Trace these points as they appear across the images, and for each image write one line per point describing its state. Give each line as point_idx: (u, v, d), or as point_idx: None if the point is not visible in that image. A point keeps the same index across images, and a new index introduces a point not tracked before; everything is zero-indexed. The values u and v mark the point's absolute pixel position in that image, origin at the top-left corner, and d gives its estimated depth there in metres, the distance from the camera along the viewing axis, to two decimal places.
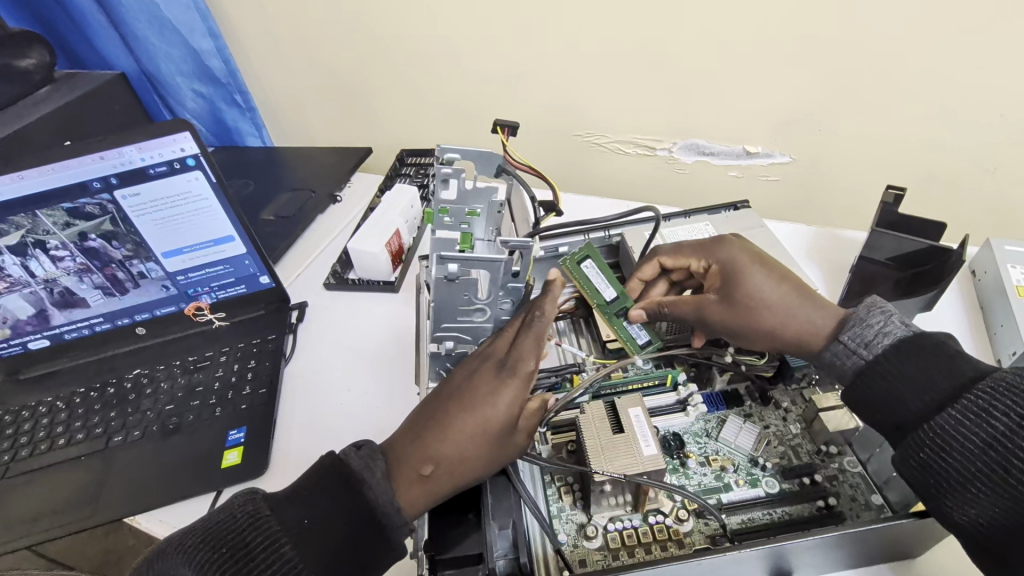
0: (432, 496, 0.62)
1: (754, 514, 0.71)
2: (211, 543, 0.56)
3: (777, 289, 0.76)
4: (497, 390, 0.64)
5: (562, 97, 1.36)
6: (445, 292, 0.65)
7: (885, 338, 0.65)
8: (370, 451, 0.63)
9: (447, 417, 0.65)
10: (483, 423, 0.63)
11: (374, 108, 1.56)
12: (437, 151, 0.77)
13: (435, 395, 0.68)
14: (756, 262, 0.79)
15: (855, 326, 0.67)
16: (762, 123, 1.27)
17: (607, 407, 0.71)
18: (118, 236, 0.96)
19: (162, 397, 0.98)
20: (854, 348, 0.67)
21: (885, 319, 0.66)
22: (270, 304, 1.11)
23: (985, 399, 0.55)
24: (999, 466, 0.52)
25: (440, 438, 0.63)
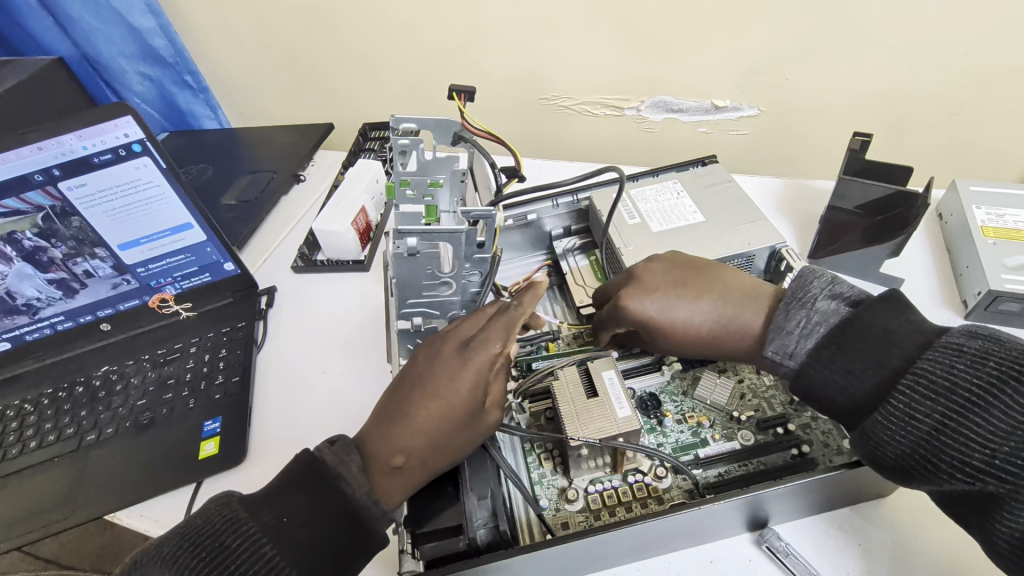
0: (410, 485, 0.62)
1: (730, 467, 0.73)
2: (191, 548, 0.53)
3: (702, 307, 0.73)
4: (459, 374, 0.64)
5: (525, 60, 1.32)
6: (407, 268, 0.63)
7: (808, 342, 0.64)
8: (342, 445, 0.61)
9: (414, 405, 0.64)
10: (449, 408, 0.63)
11: (332, 81, 1.50)
12: (392, 122, 0.77)
13: (398, 384, 0.67)
14: (666, 287, 0.75)
15: (777, 336, 0.66)
16: (730, 75, 1.25)
17: (581, 371, 0.71)
18: (56, 235, 0.92)
19: (133, 393, 0.95)
20: (781, 359, 0.66)
21: (808, 317, 0.65)
22: (237, 291, 1.08)
23: (909, 399, 0.55)
24: (932, 461, 0.54)
25: (406, 428, 0.63)
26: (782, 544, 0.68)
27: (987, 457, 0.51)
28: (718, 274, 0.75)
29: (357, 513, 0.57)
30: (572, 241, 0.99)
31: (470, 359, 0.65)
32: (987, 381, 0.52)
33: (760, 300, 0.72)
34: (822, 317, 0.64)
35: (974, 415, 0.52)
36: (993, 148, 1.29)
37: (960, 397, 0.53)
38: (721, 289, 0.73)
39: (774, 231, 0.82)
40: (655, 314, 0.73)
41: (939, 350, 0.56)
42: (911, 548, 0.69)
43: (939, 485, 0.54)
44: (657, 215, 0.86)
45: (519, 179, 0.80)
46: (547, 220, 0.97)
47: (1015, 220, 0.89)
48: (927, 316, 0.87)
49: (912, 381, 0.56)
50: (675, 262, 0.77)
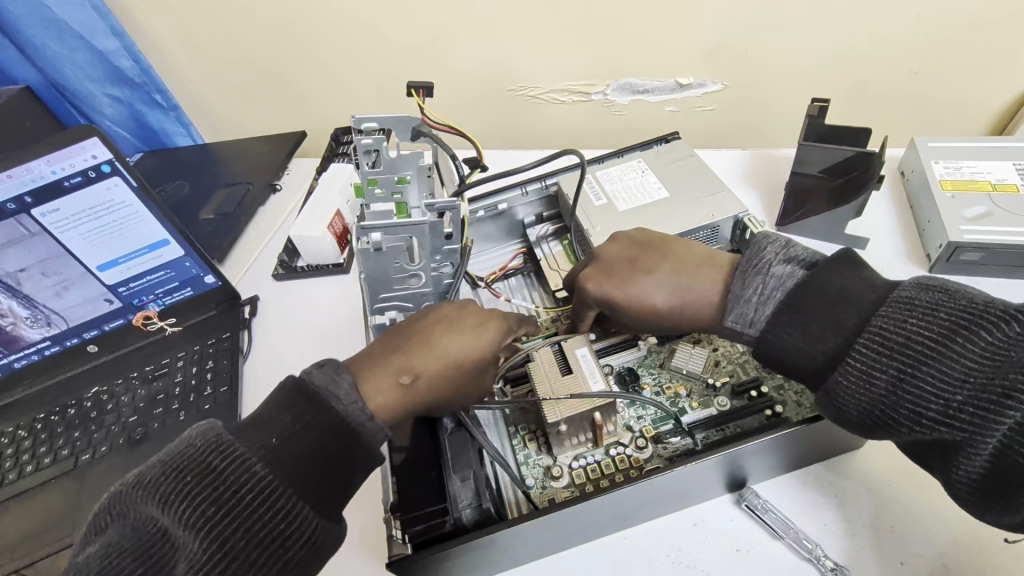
0: (407, 405, 0.60)
1: (708, 433, 0.75)
2: (173, 473, 0.49)
3: (660, 281, 0.74)
4: (489, 321, 0.64)
5: (489, 52, 1.33)
6: (374, 265, 0.64)
7: (766, 308, 0.66)
8: (332, 366, 0.59)
9: (435, 329, 0.63)
10: (469, 344, 0.63)
11: (301, 88, 1.51)
12: (353, 123, 0.79)
13: (418, 311, 0.65)
14: (623, 268, 0.77)
15: (736, 304, 0.68)
16: (690, 52, 1.26)
17: (557, 351, 0.72)
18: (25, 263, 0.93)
19: (124, 410, 0.96)
20: (742, 327, 0.68)
21: (765, 282, 0.67)
22: (220, 303, 1.09)
23: (865, 356, 0.57)
24: (891, 414, 0.56)
25: (424, 349, 0.61)
26: (760, 502, 0.70)
27: (943, 407, 0.53)
28: (672, 249, 0.77)
29: (351, 429, 0.55)
30: (545, 228, 1.01)
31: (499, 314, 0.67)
32: (938, 334, 0.54)
33: (713, 271, 0.73)
34: (777, 281, 0.66)
35: (927, 367, 0.54)
36: (955, 103, 1.31)
37: (914, 350, 0.55)
38: (676, 263, 0.75)
39: (737, 200, 0.84)
40: (617, 296, 0.75)
41: (893, 306, 0.58)
42: (887, 490, 0.72)
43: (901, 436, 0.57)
44: (623, 194, 0.88)
45: (481, 169, 0.82)
46: (519, 208, 0.99)
47: (973, 171, 0.91)
48: (894, 273, 0.89)
49: (867, 339, 0.58)
50: (629, 242, 0.79)
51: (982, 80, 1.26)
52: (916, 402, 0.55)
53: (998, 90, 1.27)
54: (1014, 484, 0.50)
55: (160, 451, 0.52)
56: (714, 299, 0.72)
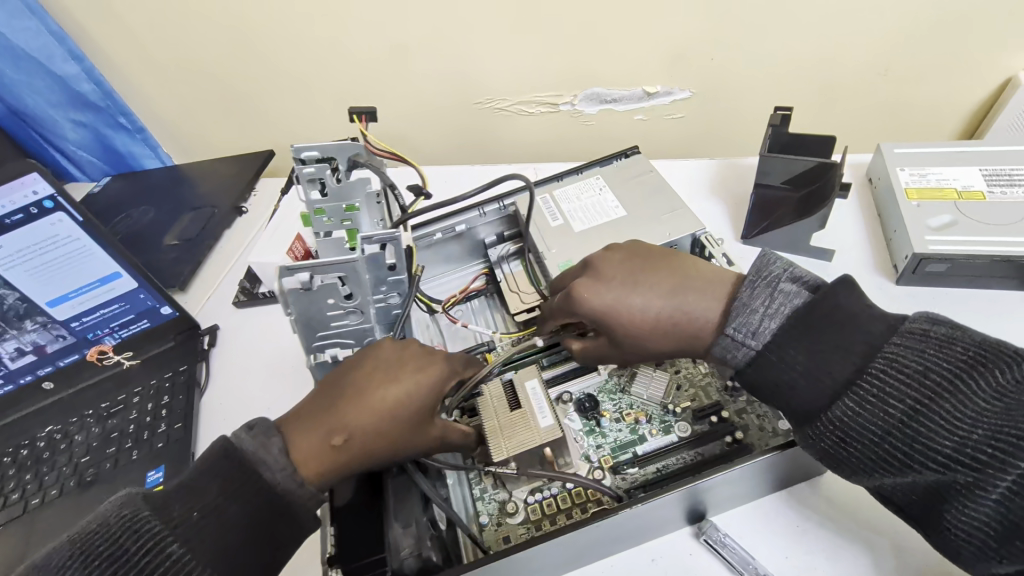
0: (341, 467, 0.58)
1: (668, 461, 0.72)
2: (83, 558, 0.48)
3: (661, 296, 0.70)
4: (430, 369, 0.62)
5: (452, 66, 1.30)
6: (305, 305, 0.61)
7: (773, 321, 0.62)
8: (262, 428, 0.58)
9: (370, 383, 0.60)
10: (405, 398, 0.60)
11: (266, 107, 1.48)
12: (293, 153, 0.76)
13: (360, 358, 0.63)
14: (623, 275, 0.72)
15: (741, 313, 0.64)
16: (656, 59, 1.24)
17: (505, 385, 0.70)
18: None
19: (77, 450, 0.94)
20: (743, 338, 0.63)
21: (773, 296, 0.63)
22: (179, 333, 1.07)
23: (880, 384, 0.54)
24: (900, 450, 0.53)
25: (357, 407, 0.59)
26: (719, 535, 0.68)
27: (957, 445, 0.50)
28: (676, 265, 0.72)
29: (277, 499, 0.55)
30: (505, 248, 0.98)
31: (440, 357, 0.63)
32: (955, 366, 0.52)
33: (715, 292, 0.69)
34: (787, 295, 0.62)
35: (945, 400, 0.51)
36: (928, 104, 1.28)
37: (929, 382, 0.52)
38: (680, 277, 0.71)
39: (695, 217, 0.82)
40: (609, 308, 0.70)
41: (908, 336, 0.55)
42: (866, 515, 0.70)
43: (907, 477, 0.53)
44: (579, 214, 0.86)
45: (424, 197, 0.77)
46: (479, 229, 0.96)
47: (939, 178, 0.89)
48: (861, 285, 0.87)
49: (880, 365, 0.55)
50: (630, 253, 0.74)
51: (952, 80, 1.23)
52: (929, 436, 0.51)
53: (969, 90, 1.25)
54: (1022, 537, 0.46)
55: (71, 529, 0.51)
56: (712, 319, 0.67)
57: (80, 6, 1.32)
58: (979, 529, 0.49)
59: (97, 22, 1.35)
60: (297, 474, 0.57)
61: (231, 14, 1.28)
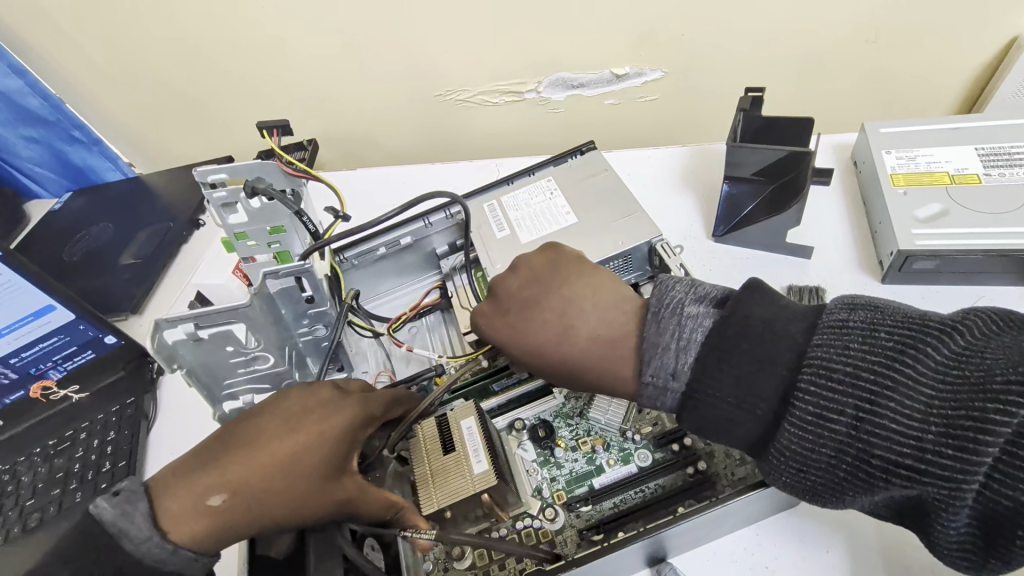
0: (219, 529, 0.53)
1: (626, 495, 0.66)
2: None
3: (564, 333, 0.63)
4: (330, 417, 0.57)
5: (405, 58, 1.22)
6: (198, 354, 0.56)
7: (689, 356, 0.56)
8: (130, 491, 0.53)
9: (260, 436, 0.56)
10: (296, 453, 0.55)
11: (218, 112, 1.41)
12: (197, 177, 0.68)
13: (261, 409, 0.59)
14: (521, 312, 0.66)
15: (653, 357, 0.58)
16: (621, 39, 1.14)
17: (441, 426, 0.63)
18: None
19: (22, 493, 0.90)
20: (663, 383, 0.58)
21: (682, 326, 0.57)
22: (127, 364, 1.01)
23: (817, 399, 0.48)
24: (861, 466, 0.47)
25: (241, 462, 0.55)
26: None
27: (914, 450, 0.44)
28: (572, 291, 0.65)
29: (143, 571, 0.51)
30: (457, 258, 0.91)
31: (347, 405, 0.59)
32: (885, 358, 0.46)
33: (621, 321, 0.63)
34: (695, 323, 0.57)
35: (885, 401, 0.45)
36: (926, 70, 1.17)
37: (864, 385, 0.46)
38: (580, 307, 0.64)
39: (651, 223, 0.74)
40: (512, 349, 0.66)
41: (827, 333, 0.50)
42: (843, 554, 0.65)
43: (879, 491, 0.47)
44: (527, 223, 0.78)
45: (341, 220, 0.71)
46: (427, 240, 0.89)
47: (928, 161, 0.79)
48: (842, 285, 0.79)
49: (810, 375, 0.49)
50: (529, 278, 0.68)
51: (950, 44, 1.12)
52: (883, 447, 0.45)
53: (968, 53, 1.14)
54: (1007, 538, 0.41)
55: None
56: (619, 355, 0.61)
57: (12, 18, 1.26)
58: (966, 532, 0.44)
59: (32, 32, 1.28)
60: (170, 539, 0.52)
61: (165, 16, 1.20)
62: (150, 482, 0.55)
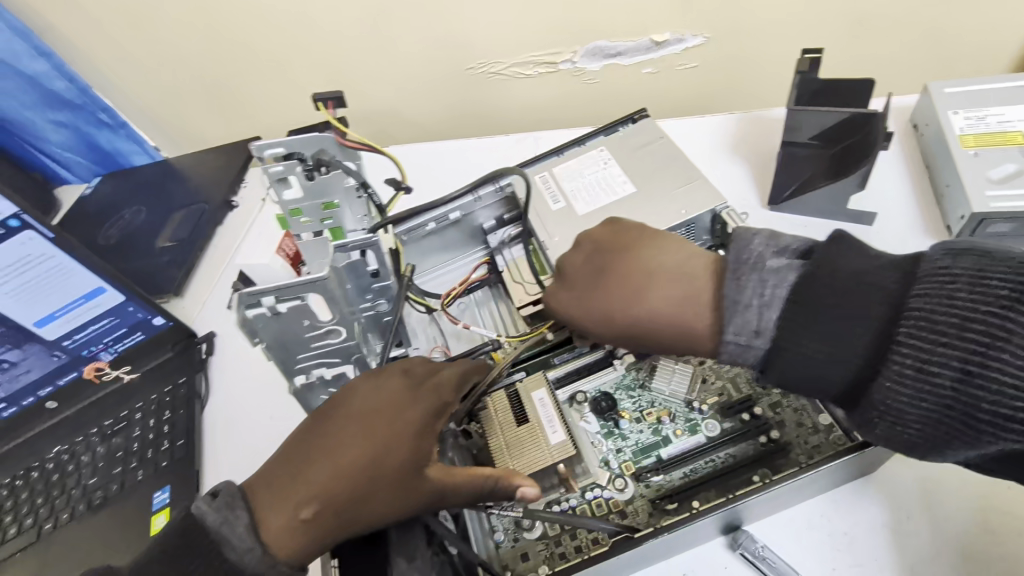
0: (314, 538, 0.54)
1: (695, 465, 0.66)
2: None
3: (625, 295, 0.62)
4: (402, 414, 0.58)
5: (437, 29, 1.19)
6: (275, 329, 0.55)
7: (773, 312, 0.54)
8: (227, 498, 0.55)
9: (337, 439, 0.57)
10: (375, 453, 0.56)
11: (245, 92, 1.39)
12: (256, 152, 0.69)
13: (335, 409, 0.59)
14: (582, 281, 0.65)
15: (734, 313, 0.55)
16: (661, 4, 1.11)
17: (510, 395, 0.64)
18: None
19: (85, 471, 0.91)
20: (747, 340, 0.54)
21: (763, 283, 0.55)
22: (177, 343, 1.02)
23: (920, 352, 0.47)
24: (966, 420, 0.46)
25: (324, 468, 0.56)
26: (756, 545, 0.63)
27: None
28: (636, 255, 0.64)
29: None
30: (507, 231, 0.90)
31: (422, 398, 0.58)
32: (997, 306, 0.44)
33: (694, 280, 0.60)
34: (777, 279, 0.54)
35: (998, 352, 0.44)
36: (978, 29, 1.13)
37: (974, 334, 0.45)
38: (639, 268, 0.63)
39: (714, 190, 0.72)
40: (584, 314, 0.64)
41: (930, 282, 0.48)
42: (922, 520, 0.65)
43: (984, 446, 0.46)
44: (583, 194, 0.76)
45: (404, 191, 0.69)
46: (474, 215, 0.88)
47: (999, 121, 0.77)
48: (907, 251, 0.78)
49: (911, 329, 0.47)
50: (593, 247, 0.66)
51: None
52: (994, 399, 0.44)
53: None
54: None
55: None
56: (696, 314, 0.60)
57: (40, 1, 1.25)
58: None
59: (59, 13, 1.27)
60: (269, 554, 0.54)
61: None
62: (243, 489, 0.57)
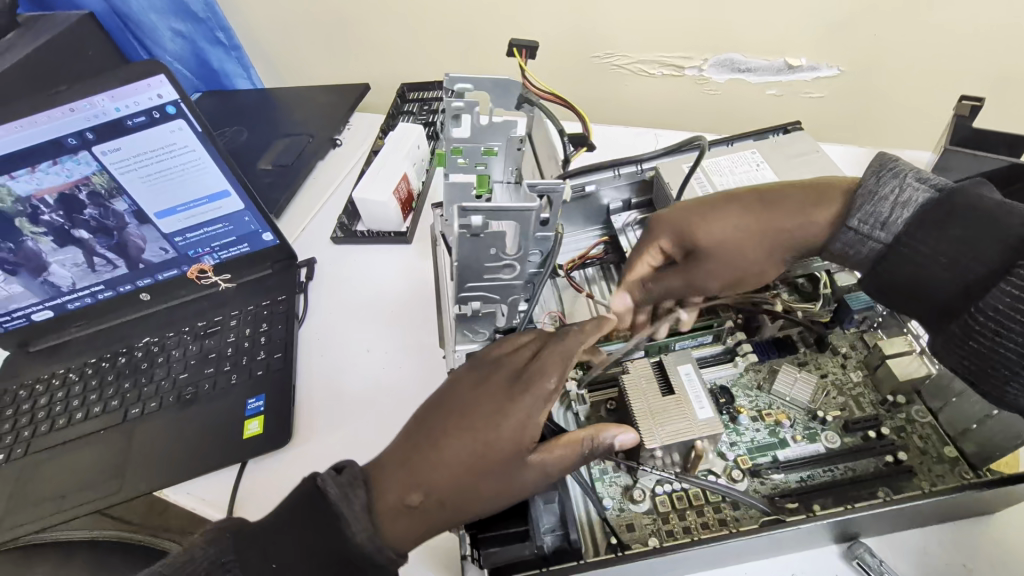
0: (424, 526, 0.53)
1: (813, 472, 0.66)
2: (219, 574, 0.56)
3: (740, 213, 0.69)
4: (506, 408, 0.55)
5: (578, 13, 1.20)
6: (468, 249, 0.55)
7: (904, 212, 0.58)
8: (350, 477, 0.54)
9: (445, 431, 0.55)
10: (482, 448, 0.54)
11: (365, 37, 1.39)
12: (446, 82, 0.70)
13: (442, 401, 0.57)
14: (700, 203, 0.71)
15: (864, 209, 0.60)
16: (807, 30, 1.12)
17: (655, 369, 0.64)
18: (79, 201, 0.88)
19: (175, 365, 0.92)
20: (868, 232, 0.60)
21: (897, 190, 0.59)
22: (276, 262, 1.03)
23: None
24: None
25: (433, 459, 0.54)
26: (876, 561, 0.62)
27: None
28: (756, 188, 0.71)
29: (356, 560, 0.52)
30: (632, 215, 0.90)
31: (528, 387, 0.55)
32: None
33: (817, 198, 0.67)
34: (910, 191, 0.58)
35: None
36: None
37: None
38: (756, 195, 0.70)
39: None
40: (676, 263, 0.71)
41: None
42: None
43: None
44: None
45: None
46: (605, 193, 0.88)
47: None
48: None
49: None
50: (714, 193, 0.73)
51: None
52: None
53: None
54: None
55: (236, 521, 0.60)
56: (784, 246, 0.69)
57: None
58: None
59: None
60: (379, 538, 0.52)
61: None
62: (363, 470, 0.56)
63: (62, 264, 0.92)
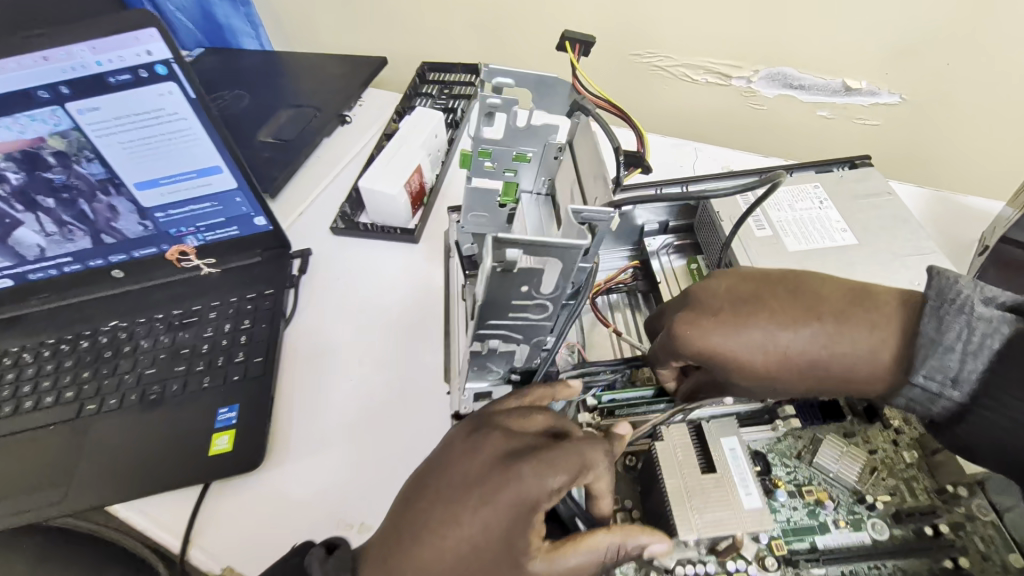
0: None
1: (857, 567, 0.58)
2: None
3: (789, 328, 0.55)
4: (495, 508, 0.45)
5: (623, 5, 1.08)
6: (494, 285, 0.46)
7: (979, 363, 0.47)
8: (342, 558, 0.51)
9: (427, 525, 0.47)
10: (469, 551, 0.46)
11: (387, 7, 1.27)
12: (483, 74, 0.59)
13: (426, 482, 0.48)
14: (734, 310, 0.56)
15: (932, 357, 0.48)
16: (875, 50, 1.01)
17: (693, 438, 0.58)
18: (49, 163, 0.77)
19: (143, 358, 0.82)
20: (939, 389, 0.48)
21: (971, 328, 0.47)
22: (267, 250, 0.93)
23: None
24: None
25: (414, 558, 0.46)
26: None
27: None
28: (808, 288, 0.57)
29: None
30: (667, 239, 0.82)
31: (518, 480, 0.45)
32: None
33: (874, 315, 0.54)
34: (988, 329, 0.47)
35: None
36: None
37: None
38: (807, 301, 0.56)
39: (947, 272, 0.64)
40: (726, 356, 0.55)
41: None
42: None
43: None
44: (794, 228, 0.68)
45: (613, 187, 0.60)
46: (643, 213, 0.78)
47: None
48: None
49: None
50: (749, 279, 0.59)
51: None
52: None
53: None
54: None
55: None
56: (875, 358, 0.53)
57: None
58: None
59: None
60: None
61: None
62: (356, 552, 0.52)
63: (23, 232, 0.81)
